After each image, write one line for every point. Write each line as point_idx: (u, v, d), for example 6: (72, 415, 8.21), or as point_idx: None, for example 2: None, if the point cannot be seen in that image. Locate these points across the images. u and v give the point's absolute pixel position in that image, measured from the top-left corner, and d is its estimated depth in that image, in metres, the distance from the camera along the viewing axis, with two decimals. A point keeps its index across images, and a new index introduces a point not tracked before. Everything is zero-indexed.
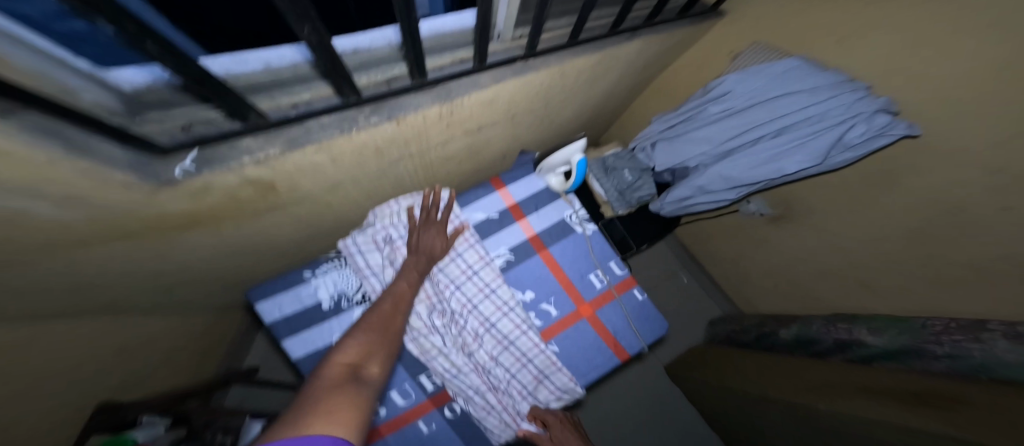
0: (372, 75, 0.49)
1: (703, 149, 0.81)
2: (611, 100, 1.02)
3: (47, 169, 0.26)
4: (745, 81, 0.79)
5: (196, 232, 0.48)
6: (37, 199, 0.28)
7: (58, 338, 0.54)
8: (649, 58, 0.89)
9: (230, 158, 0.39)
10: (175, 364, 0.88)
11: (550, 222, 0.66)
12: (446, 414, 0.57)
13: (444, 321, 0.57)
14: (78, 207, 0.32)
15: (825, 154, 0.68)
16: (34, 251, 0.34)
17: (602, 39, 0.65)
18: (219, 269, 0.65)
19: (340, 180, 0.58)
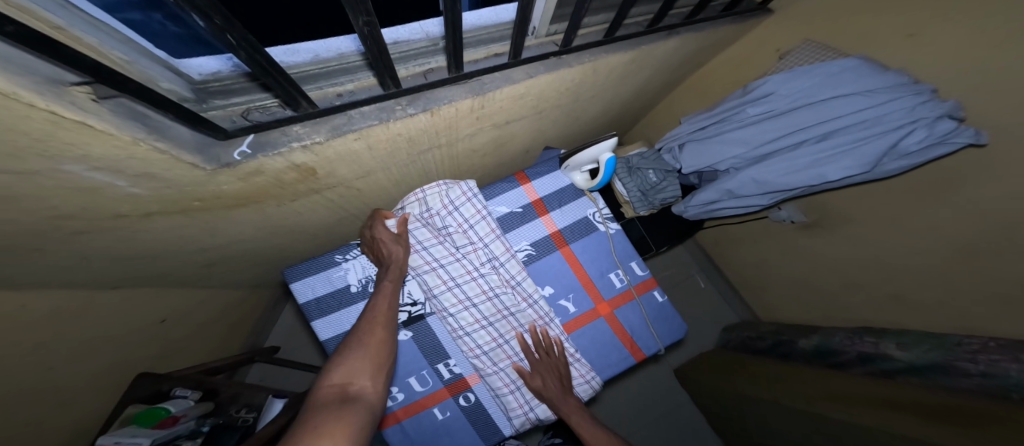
0: (410, 66, 0.50)
1: (737, 151, 0.80)
2: (638, 99, 1.01)
3: (132, 149, 0.28)
4: (791, 82, 0.76)
5: (243, 212, 0.51)
6: (115, 173, 0.30)
7: (110, 304, 0.58)
8: (684, 57, 0.87)
9: (280, 143, 0.41)
10: (209, 336, 0.93)
11: (573, 219, 0.66)
12: (461, 402, 0.59)
13: (465, 312, 0.58)
14: (148, 184, 0.34)
15: (874, 162, 0.65)
16: (102, 221, 0.37)
17: (639, 37, 0.64)
18: (257, 248, 0.69)
19: (372, 167, 0.59)
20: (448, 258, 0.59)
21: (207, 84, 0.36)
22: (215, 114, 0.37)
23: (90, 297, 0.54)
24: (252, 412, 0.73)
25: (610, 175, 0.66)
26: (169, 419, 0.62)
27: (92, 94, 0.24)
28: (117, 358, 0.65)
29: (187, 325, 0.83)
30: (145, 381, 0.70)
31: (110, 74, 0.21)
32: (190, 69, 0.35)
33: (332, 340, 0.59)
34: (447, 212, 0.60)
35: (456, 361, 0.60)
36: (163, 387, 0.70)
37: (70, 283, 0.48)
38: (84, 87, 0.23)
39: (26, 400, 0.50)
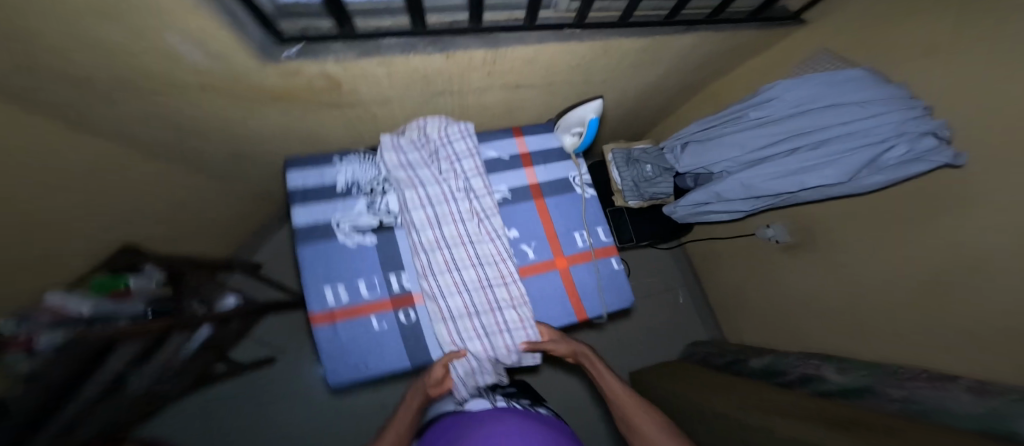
0: (440, 15, 0.57)
1: (731, 155, 0.81)
2: (655, 96, 1.04)
3: (211, 28, 0.38)
4: (797, 86, 0.75)
5: (271, 107, 0.60)
6: (191, 43, 0.39)
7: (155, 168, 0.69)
8: (701, 58, 0.89)
9: (323, 56, 0.50)
10: (214, 226, 1.04)
11: (554, 177, 0.75)
12: (401, 319, 0.64)
13: (432, 230, 0.65)
14: (214, 60, 0.44)
15: (852, 173, 0.67)
16: (168, 83, 0.46)
17: (657, 27, 0.67)
18: (277, 150, 0.79)
19: (390, 96, 0.68)
20: (431, 181, 0.67)
21: (284, 5, 0.46)
22: (284, 26, 0.47)
23: (127, 153, 0.64)
24: (202, 308, 0.84)
25: (594, 136, 0.71)
26: (122, 292, 0.69)
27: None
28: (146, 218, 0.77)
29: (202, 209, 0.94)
30: (122, 255, 0.74)
31: None
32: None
33: (303, 227, 0.65)
34: (444, 144, 0.70)
35: (409, 277, 0.66)
36: (138, 264, 0.76)
37: (125, 133, 0.59)
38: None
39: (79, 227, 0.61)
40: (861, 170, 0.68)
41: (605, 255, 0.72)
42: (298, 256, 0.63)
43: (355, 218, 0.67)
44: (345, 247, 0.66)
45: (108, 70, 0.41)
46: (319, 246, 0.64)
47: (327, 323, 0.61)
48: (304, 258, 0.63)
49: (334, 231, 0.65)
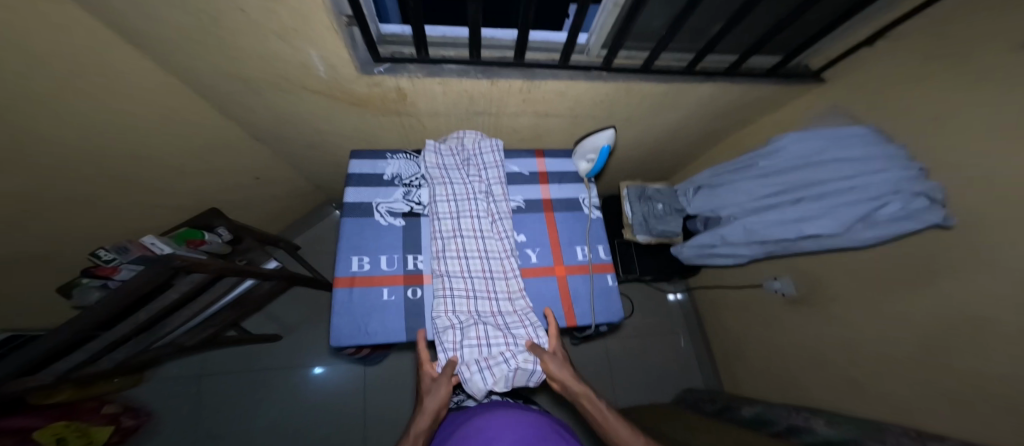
0: (492, 51, 0.72)
1: (733, 202, 0.83)
2: (669, 150, 1.14)
3: (337, 47, 0.60)
4: (801, 141, 0.72)
5: (354, 111, 0.79)
6: (322, 59, 0.63)
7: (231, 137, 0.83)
8: (724, 109, 0.93)
9: (403, 74, 0.70)
10: (256, 206, 1.16)
11: (566, 195, 0.82)
12: (408, 294, 0.66)
13: (451, 220, 0.71)
14: (307, 41, 0.58)
15: (847, 226, 0.64)
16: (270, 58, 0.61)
17: (677, 76, 0.78)
18: (338, 143, 0.94)
19: (440, 112, 0.83)
20: (459, 181, 0.76)
21: (386, 37, 0.68)
22: (381, 50, 0.68)
23: (225, 125, 0.85)
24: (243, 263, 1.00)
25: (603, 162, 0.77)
26: (197, 242, 0.86)
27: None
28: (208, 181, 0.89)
29: (253, 186, 1.06)
30: (208, 216, 0.89)
31: None
32: (383, 30, 0.66)
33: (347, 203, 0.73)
34: (476, 153, 0.80)
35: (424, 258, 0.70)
36: (212, 223, 0.91)
37: (234, 113, 0.80)
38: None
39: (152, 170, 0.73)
40: (850, 226, 0.64)
41: (601, 270, 0.75)
42: (341, 223, 0.71)
43: (393, 202, 0.74)
44: (377, 224, 0.72)
45: (257, 67, 0.64)
46: (357, 219, 0.71)
47: (345, 287, 0.65)
48: (344, 226, 0.70)
49: (372, 209, 0.73)
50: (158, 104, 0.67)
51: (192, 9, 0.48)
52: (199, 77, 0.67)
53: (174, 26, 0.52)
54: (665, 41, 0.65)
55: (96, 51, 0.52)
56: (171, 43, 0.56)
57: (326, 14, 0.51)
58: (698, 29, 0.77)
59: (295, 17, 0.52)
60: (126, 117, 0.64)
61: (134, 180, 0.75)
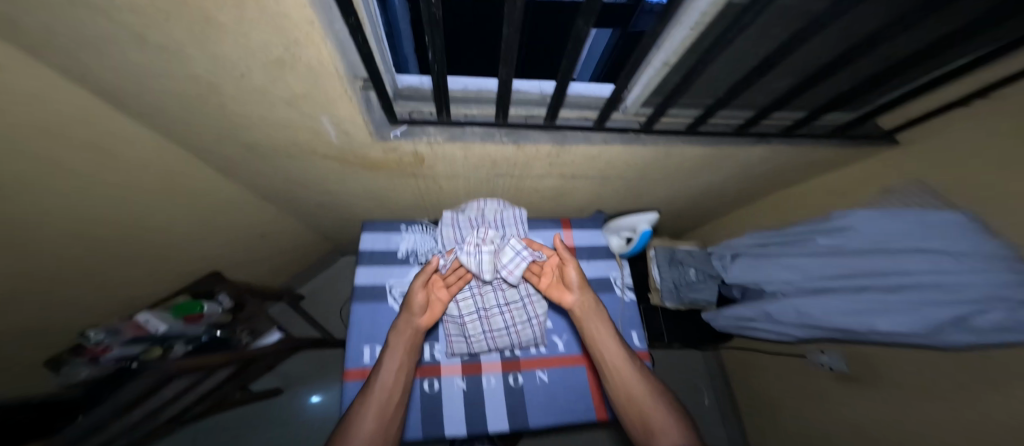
0: (519, 110, 0.66)
1: (786, 277, 0.74)
2: (698, 207, 1.07)
3: (353, 113, 0.52)
4: (874, 222, 0.66)
5: (367, 173, 0.74)
6: (333, 122, 0.55)
7: (225, 190, 0.76)
8: (773, 170, 0.81)
9: (418, 137, 0.63)
10: (255, 256, 1.08)
11: (596, 274, 0.75)
12: (425, 388, 0.68)
13: (476, 307, 0.71)
14: (310, 108, 0.50)
15: (934, 328, 0.55)
16: (272, 127, 0.55)
17: (726, 137, 0.68)
18: (349, 200, 0.89)
19: (458, 173, 0.77)
20: (483, 264, 0.73)
21: (402, 91, 0.62)
22: (398, 108, 0.63)
23: (234, 188, 0.79)
24: (248, 337, 0.96)
25: (644, 245, 0.71)
26: (195, 316, 0.84)
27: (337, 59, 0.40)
28: (201, 235, 0.82)
29: (253, 237, 0.99)
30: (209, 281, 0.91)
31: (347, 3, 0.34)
32: (399, 81, 0.60)
33: (361, 287, 0.71)
34: (498, 228, 0.74)
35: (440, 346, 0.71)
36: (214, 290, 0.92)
37: (243, 177, 0.74)
38: (339, 60, 0.41)
39: (129, 232, 0.65)
40: (940, 328, 0.55)
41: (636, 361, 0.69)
42: (352, 310, 0.70)
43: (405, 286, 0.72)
44: (391, 311, 0.70)
45: (267, 135, 0.58)
46: (368, 306, 0.70)
47: (357, 379, 0.64)
48: (354, 313, 0.69)
49: (385, 294, 0.71)
50: (165, 174, 0.61)
51: (187, 76, 0.41)
52: (205, 147, 0.61)
53: (174, 97, 0.45)
54: (718, 105, 0.58)
55: (95, 131, 0.46)
56: (172, 114, 0.50)
57: (342, 81, 0.44)
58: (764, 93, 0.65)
59: (306, 83, 0.44)
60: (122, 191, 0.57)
61: (124, 249, 0.68)
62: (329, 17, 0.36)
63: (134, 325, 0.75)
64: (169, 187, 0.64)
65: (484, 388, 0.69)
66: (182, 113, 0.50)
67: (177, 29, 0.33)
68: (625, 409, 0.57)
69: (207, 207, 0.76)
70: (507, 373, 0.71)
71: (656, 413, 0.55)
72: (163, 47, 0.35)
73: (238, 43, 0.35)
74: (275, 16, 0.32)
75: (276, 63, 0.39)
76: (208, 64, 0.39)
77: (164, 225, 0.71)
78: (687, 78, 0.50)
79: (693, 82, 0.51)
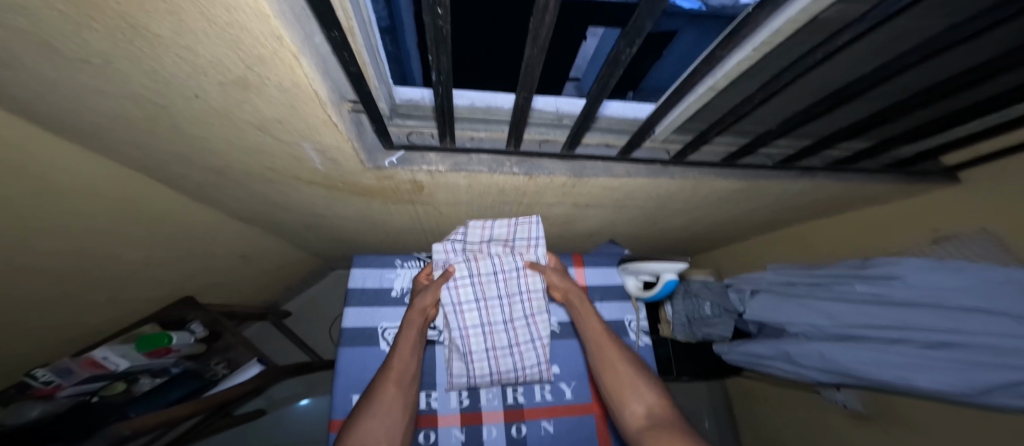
0: (533, 133, 0.61)
1: (814, 320, 0.69)
2: (713, 234, 1.03)
3: (340, 140, 0.44)
4: (926, 272, 0.59)
5: (359, 199, 0.67)
6: (316, 149, 0.46)
7: (194, 210, 0.68)
8: (801, 202, 0.76)
9: (417, 163, 0.56)
10: (238, 274, 1.00)
11: (609, 317, 0.71)
12: (420, 440, 0.61)
13: (481, 351, 0.65)
14: (294, 137, 0.43)
15: (981, 390, 0.51)
16: (242, 153, 0.47)
17: (761, 169, 0.62)
18: (342, 222, 0.82)
19: (461, 200, 0.71)
20: (493, 304, 0.68)
21: (401, 107, 0.55)
22: (396, 129, 0.56)
23: (208, 209, 0.71)
24: (224, 369, 0.89)
25: (667, 294, 0.67)
26: (161, 351, 0.78)
27: (315, 87, 0.32)
28: (168, 257, 0.73)
29: (233, 256, 0.91)
30: (179, 307, 0.86)
31: (326, 10, 0.26)
32: (397, 95, 0.54)
33: (351, 330, 0.66)
34: (509, 258, 0.69)
35: (436, 394, 0.65)
36: (187, 317, 0.87)
37: (219, 200, 0.67)
38: (318, 89, 0.33)
39: (73, 262, 0.56)
40: (991, 391, 0.51)
41: None
42: (340, 355, 0.64)
43: None
44: (384, 355, 0.65)
45: (242, 161, 0.50)
46: (360, 350, 0.64)
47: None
48: (341, 359, 0.63)
49: (377, 337, 0.65)
50: (116, 197, 0.53)
51: (113, 91, 0.32)
52: (169, 170, 0.53)
53: (118, 119, 0.38)
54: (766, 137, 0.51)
55: (20, 160, 0.39)
56: (121, 136, 0.42)
57: (327, 108, 0.36)
58: (813, 123, 0.58)
59: (281, 109, 0.36)
60: (63, 221, 0.49)
61: (73, 282, 0.59)
62: (303, 30, 0.28)
63: (90, 364, 0.67)
64: (120, 211, 0.55)
65: (484, 442, 0.63)
66: (135, 136, 0.42)
67: (99, 42, 0.25)
68: (640, 431, 0.50)
69: (171, 229, 0.67)
70: (511, 424, 0.65)
71: (674, 425, 0.49)
72: (85, 61, 0.27)
73: (184, 59, 0.27)
74: (216, 26, 0.23)
75: (238, 84, 0.31)
76: (153, 82, 0.31)
77: (120, 250, 0.62)
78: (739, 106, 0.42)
79: (743, 113, 0.44)
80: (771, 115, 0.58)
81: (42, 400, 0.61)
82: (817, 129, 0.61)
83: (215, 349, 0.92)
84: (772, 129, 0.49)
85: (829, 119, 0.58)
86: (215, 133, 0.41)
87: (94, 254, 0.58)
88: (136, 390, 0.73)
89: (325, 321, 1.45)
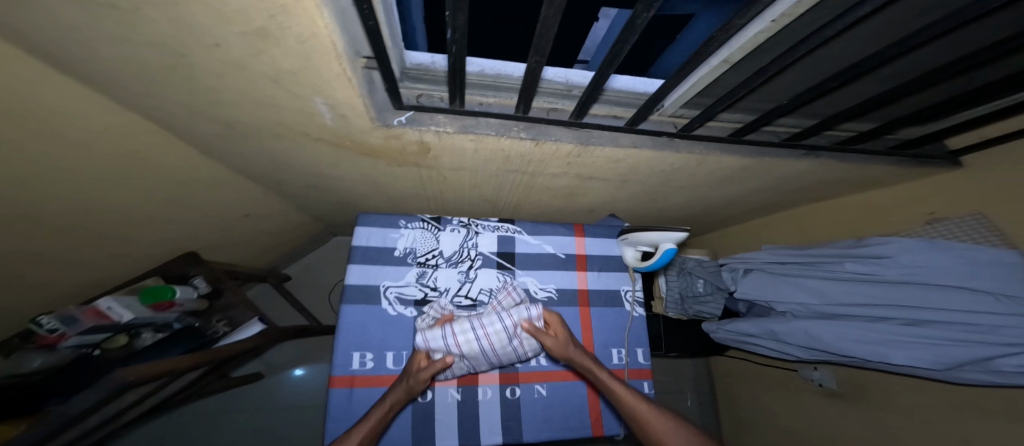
0: (542, 101, 0.60)
1: (803, 299, 0.72)
2: (712, 216, 1.04)
3: (351, 96, 0.44)
4: (917, 253, 0.61)
5: (364, 159, 0.67)
6: (328, 105, 0.46)
7: (199, 166, 0.67)
8: (803, 184, 0.77)
9: (426, 124, 0.55)
10: (240, 234, 1.01)
11: (605, 286, 0.75)
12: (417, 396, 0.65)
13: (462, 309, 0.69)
14: (307, 92, 0.42)
15: (950, 365, 0.55)
16: (252, 106, 0.46)
17: (768, 147, 0.62)
18: (345, 184, 0.82)
19: (466, 165, 0.72)
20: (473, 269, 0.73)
21: (411, 71, 0.54)
22: (405, 91, 0.56)
23: (214, 166, 0.70)
24: (225, 327, 0.90)
25: (664, 263, 0.68)
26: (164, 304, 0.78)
27: (331, 39, 0.32)
28: (175, 212, 0.74)
29: (236, 215, 0.91)
30: (183, 262, 0.86)
31: None
32: (407, 58, 0.53)
33: (354, 286, 0.68)
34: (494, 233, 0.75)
35: None
36: (190, 272, 0.87)
37: (225, 154, 0.66)
38: (334, 43, 0.32)
39: (83, 212, 0.56)
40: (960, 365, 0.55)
41: (638, 378, 0.71)
42: (342, 311, 0.66)
43: (402, 287, 0.69)
44: (386, 313, 0.68)
45: (253, 114, 0.49)
46: (361, 308, 0.67)
47: (345, 387, 0.63)
48: (344, 314, 0.66)
49: (380, 295, 0.68)
50: (126, 150, 0.52)
51: (129, 38, 0.31)
52: (178, 120, 0.52)
53: (131, 65, 0.36)
54: (776, 113, 0.50)
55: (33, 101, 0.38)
56: (141, 87, 0.41)
57: (343, 62, 0.36)
58: (827, 102, 0.58)
59: (293, 61, 0.35)
60: (74, 167, 0.48)
61: (80, 231, 0.60)
62: None
63: (94, 313, 0.68)
64: (129, 163, 0.55)
65: (479, 401, 0.67)
66: (148, 84, 0.41)
67: None
68: None
69: (178, 184, 0.67)
70: (505, 386, 0.69)
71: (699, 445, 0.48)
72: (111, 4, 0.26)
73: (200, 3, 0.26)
74: None
75: (257, 34, 0.30)
76: (172, 29, 0.29)
77: (127, 203, 0.62)
78: (751, 81, 0.42)
79: (756, 87, 0.43)
80: (782, 90, 0.57)
81: (43, 351, 0.63)
82: (829, 111, 0.61)
83: (217, 307, 0.93)
84: (780, 106, 0.49)
85: (837, 94, 0.57)
86: (227, 85, 0.40)
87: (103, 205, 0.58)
88: (137, 345, 0.74)
89: (325, 287, 1.48)
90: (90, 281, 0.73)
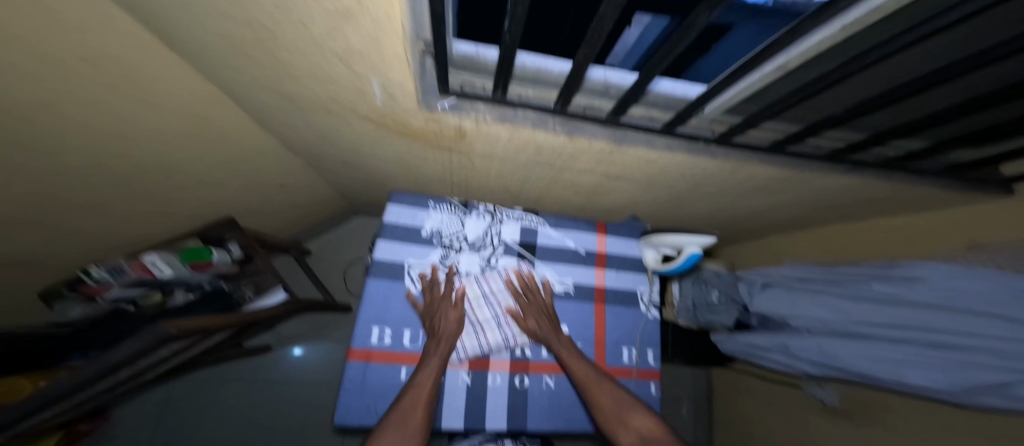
0: (582, 97, 0.61)
1: (824, 316, 0.72)
2: (734, 227, 1.04)
3: (405, 78, 0.45)
4: (952, 278, 0.60)
5: (401, 140, 0.69)
6: (382, 85, 0.48)
7: (246, 135, 0.70)
8: (835, 201, 0.76)
9: (468, 111, 0.57)
10: (271, 205, 1.05)
11: (622, 285, 0.77)
12: None
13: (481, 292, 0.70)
14: (367, 70, 0.44)
15: (967, 390, 0.54)
16: (311, 83, 0.49)
17: (810, 160, 0.61)
18: (377, 163, 0.85)
19: (498, 154, 0.73)
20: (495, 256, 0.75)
21: (457, 60, 0.53)
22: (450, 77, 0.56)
23: (260, 136, 0.74)
24: (251, 293, 0.94)
25: (687, 267, 0.68)
26: (203, 264, 0.84)
27: (402, 23, 0.33)
28: (219, 177, 0.78)
29: (273, 184, 0.94)
30: (220, 226, 0.91)
31: None
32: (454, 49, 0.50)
33: (381, 261, 0.70)
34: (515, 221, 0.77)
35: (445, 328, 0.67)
36: (224, 236, 0.92)
37: (275, 126, 0.70)
38: (404, 27, 0.34)
39: (139, 169, 0.60)
40: (979, 391, 0.54)
41: (646, 378, 0.72)
42: (367, 284, 0.69)
43: (426, 268, 0.71)
44: (407, 291, 0.70)
45: (310, 89, 0.51)
46: (385, 282, 0.69)
47: (361, 360, 0.66)
48: (369, 288, 0.68)
49: (405, 272, 0.70)
50: (188, 115, 0.56)
51: (225, 13, 0.34)
52: (238, 89, 0.54)
53: (213, 37, 0.39)
54: (825, 124, 0.50)
55: (122, 59, 0.41)
56: (218, 56, 0.44)
57: (405, 44, 0.37)
58: (879, 117, 0.57)
59: (367, 42, 0.37)
60: (141, 126, 0.52)
61: (134, 187, 0.63)
62: None
63: (139, 267, 0.76)
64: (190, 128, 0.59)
65: (488, 386, 0.69)
66: (222, 54, 0.43)
67: None
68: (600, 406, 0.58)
69: (225, 153, 0.70)
70: (515, 374, 0.70)
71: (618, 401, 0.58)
72: None
73: None
74: None
75: (342, 15, 0.31)
76: (267, 7, 0.32)
77: (176, 167, 0.66)
78: (806, 88, 0.42)
79: (809, 97, 0.43)
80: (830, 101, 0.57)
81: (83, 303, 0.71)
82: (877, 127, 0.60)
83: (246, 272, 0.97)
84: (831, 116, 0.49)
85: (887, 109, 0.57)
86: (296, 60, 0.43)
87: (156, 166, 0.62)
88: (172, 302, 0.78)
89: (343, 263, 1.52)
90: (136, 235, 0.77)
